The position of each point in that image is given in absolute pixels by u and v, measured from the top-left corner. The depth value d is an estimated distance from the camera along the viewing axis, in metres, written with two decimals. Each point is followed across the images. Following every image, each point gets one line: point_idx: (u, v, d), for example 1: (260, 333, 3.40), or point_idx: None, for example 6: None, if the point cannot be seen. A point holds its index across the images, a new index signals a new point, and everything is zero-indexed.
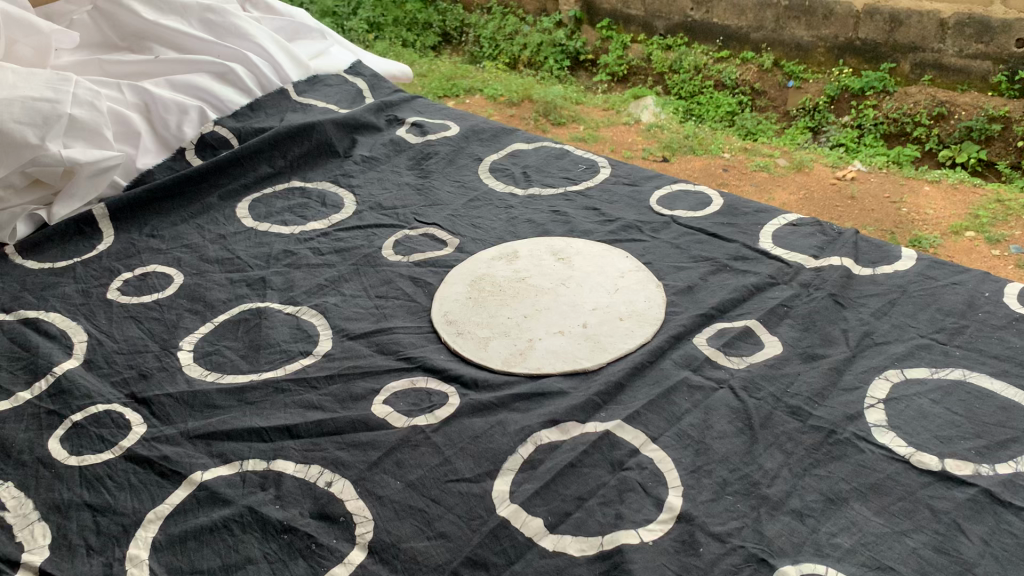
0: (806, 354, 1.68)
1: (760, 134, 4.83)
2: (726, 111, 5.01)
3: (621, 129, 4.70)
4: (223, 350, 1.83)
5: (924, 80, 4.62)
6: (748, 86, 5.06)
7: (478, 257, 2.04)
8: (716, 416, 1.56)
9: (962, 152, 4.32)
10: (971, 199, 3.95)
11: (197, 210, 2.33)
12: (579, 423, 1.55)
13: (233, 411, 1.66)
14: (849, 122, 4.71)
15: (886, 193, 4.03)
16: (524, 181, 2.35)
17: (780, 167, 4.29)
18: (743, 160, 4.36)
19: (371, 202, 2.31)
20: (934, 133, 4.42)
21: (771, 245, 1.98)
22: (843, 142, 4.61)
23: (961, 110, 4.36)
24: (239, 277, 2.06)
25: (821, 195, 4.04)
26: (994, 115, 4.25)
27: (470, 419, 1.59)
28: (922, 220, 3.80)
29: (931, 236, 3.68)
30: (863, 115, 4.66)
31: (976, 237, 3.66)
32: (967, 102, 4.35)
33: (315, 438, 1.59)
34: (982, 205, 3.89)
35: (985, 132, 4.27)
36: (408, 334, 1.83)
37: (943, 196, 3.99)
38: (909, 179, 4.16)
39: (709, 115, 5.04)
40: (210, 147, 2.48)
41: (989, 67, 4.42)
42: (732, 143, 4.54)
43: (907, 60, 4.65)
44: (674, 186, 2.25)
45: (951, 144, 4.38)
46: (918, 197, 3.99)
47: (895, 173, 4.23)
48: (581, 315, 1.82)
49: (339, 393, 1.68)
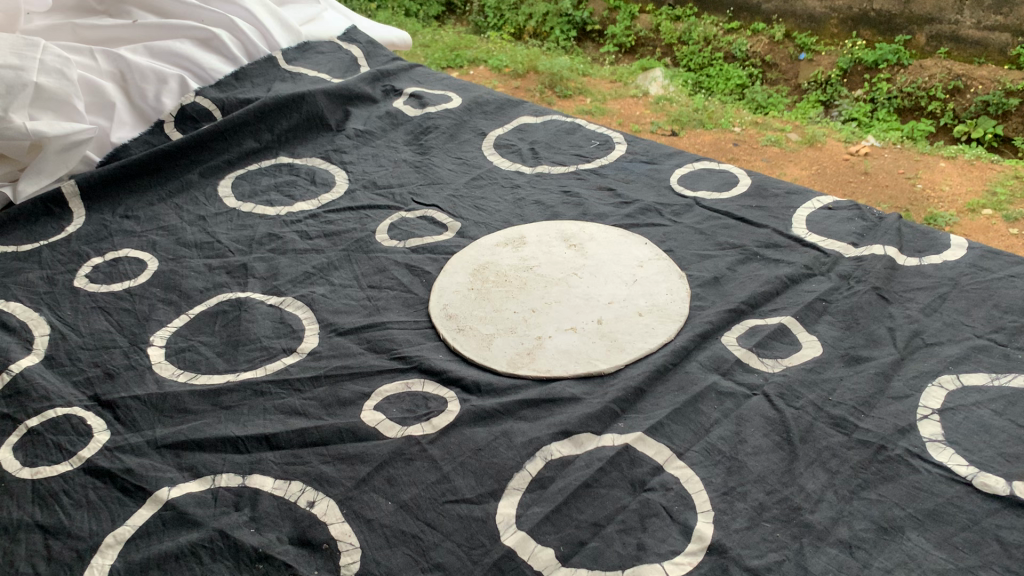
0: (849, 357, 1.50)
1: (772, 108, 4.53)
2: (735, 84, 4.74)
3: (629, 101, 4.48)
4: (198, 347, 1.64)
5: (940, 53, 4.36)
6: (759, 58, 4.77)
7: (481, 243, 1.85)
8: (749, 428, 1.38)
9: (977, 127, 4.06)
10: (989, 175, 3.75)
11: (176, 188, 2.14)
12: (594, 435, 1.38)
13: (206, 417, 1.48)
14: (861, 95, 4.40)
15: (901, 169, 3.82)
16: (532, 158, 2.15)
17: (793, 142, 4.08)
18: (755, 134, 4.15)
19: (364, 180, 2.12)
20: (949, 108, 4.17)
21: (805, 231, 1.79)
22: (855, 116, 4.33)
23: (977, 83, 4.12)
24: (219, 263, 1.88)
25: (833, 171, 3.84)
26: (1012, 89, 4.01)
27: (472, 428, 1.41)
28: (937, 197, 3.60)
29: (947, 213, 3.48)
30: (874, 86, 4.37)
31: (994, 215, 3.46)
32: (984, 76, 4.12)
33: (297, 449, 1.41)
34: (1000, 181, 3.69)
35: (1001, 106, 4.02)
36: (402, 329, 1.64)
37: (958, 172, 3.79)
38: (924, 155, 3.95)
39: (720, 88, 4.75)
40: (191, 119, 2.29)
41: (1008, 40, 4.20)
42: (743, 117, 4.29)
43: (922, 32, 4.40)
44: (697, 164, 2.06)
45: (965, 119, 4.12)
46: (933, 172, 3.79)
47: (910, 148, 4.02)
48: (595, 310, 1.63)
49: (325, 397, 1.50)
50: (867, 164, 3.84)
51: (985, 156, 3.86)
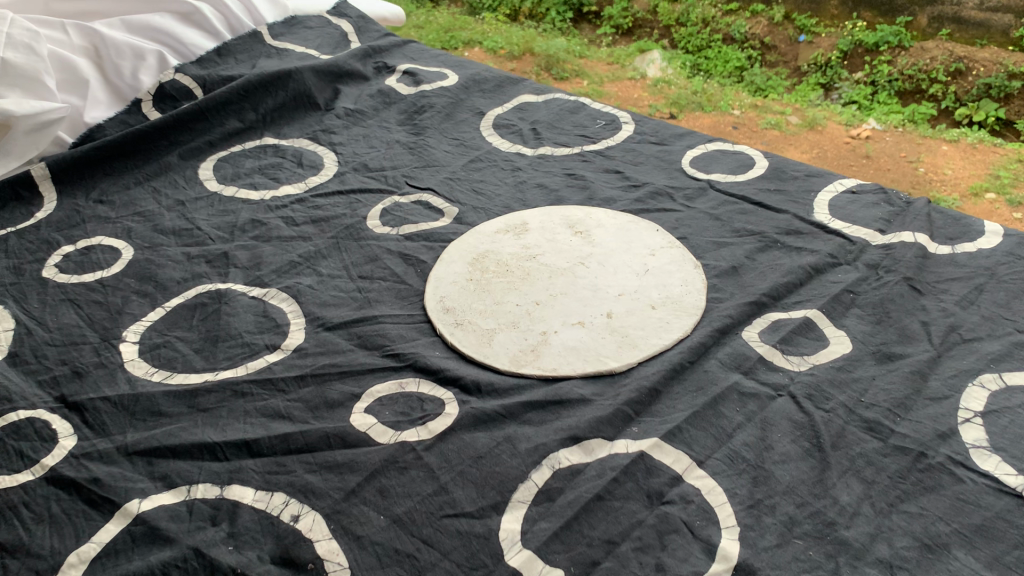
0: (881, 354, 1.38)
1: (771, 92, 4.28)
2: (734, 67, 4.52)
3: (626, 83, 4.33)
4: (174, 343, 1.52)
5: (941, 34, 4.09)
6: (757, 41, 4.54)
7: (481, 230, 1.73)
8: (775, 433, 1.26)
9: (979, 111, 3.76)
10: (992, 158, 3.55)
11: (154, 171, 2.01)
12: (606, 441, 1.26)
13: (181, 421, 1.36)
14: (860, 78, 4.16)
15: (903, 152, 3.64)
16: (533, 139, 2.02)
17: (793, 126, 3.89)
18: (755, 117, 3.99)
19: (355, 162, 1.99)
20: (948, 91, 3.87)
21: (828, 217, 1.67)
22: (854, 100, 4.09)
23: (978, 67, 3.82)
24: (198, 252, 1.75)
25: (834, 154, 3.67)
26: (1015, 72, 3.70)
27: (472, 433, 1.29)
28: (939, 180, 3.43)
29: (949, 198, 3.31)
30: (874, 70, 4.11)
31: (997, 199, 3.29)
32: (986, 58, 3.82)
33: (280, 456, 1.29)
34: (1004, 164, 3.50)
35: (1003, 90, 3.72)
36: (396, 324, 1.52)
37: (961, 155, 3.59)
38: (926, 138, 3.73)
39: (717, 71, 4.55)
40: (171, 98, 2.15)
41: (1011, 21, 3.94)
42: (742, 99, 4.12)
43: (925, 12, 4.15)
44: (710, 145, 1.93)
45: (968, 102, 3.82)
46: (936, 155, 3.60)
47: (912, 132, 3.78)
48: (605, 302, 1.51)
49: (312, 398, 1.38)
50: (868, 147, 3.66)
51: (987, 139, 3.65)
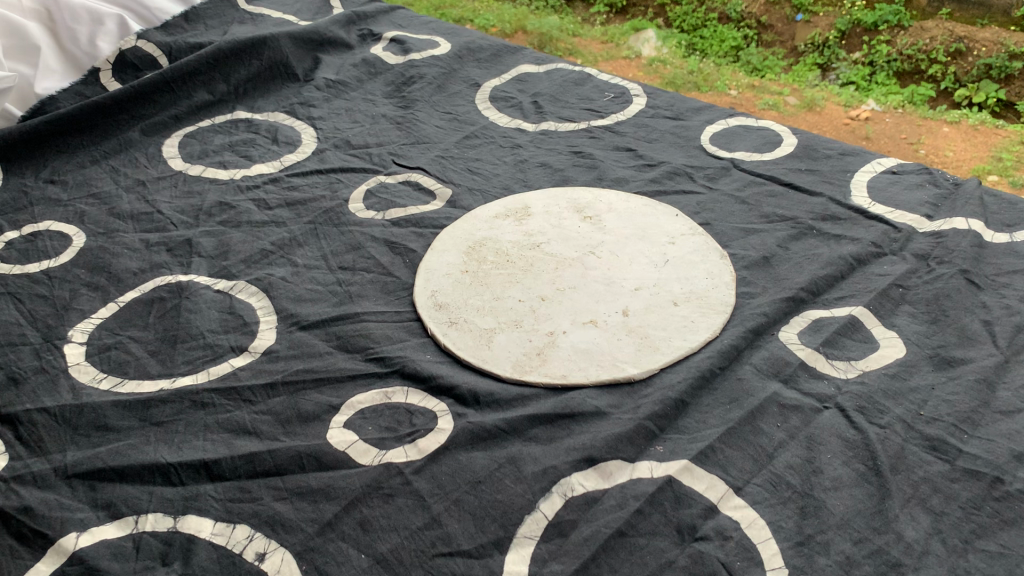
0: (939, 359, 1.20)
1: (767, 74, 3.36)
2: (731, 45, 3.52)
3: (618, 64, 3.52)
4: (127, 345, 1.32)
5: (942, 14, 3.23)
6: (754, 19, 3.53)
7: (478, 214, 1.54)
8: (824, 454, 1.08)
9: (978, 91, 3.03)
10: (996, 140, 2.86)
11: (113, 147, 1.79)
12: (625, 463, 1.07)
13: (130, 437, 1.17)
14: (861, 60, 3.27)
15: (903, 134, 2.93)
16: (534, 112, 1.83)
17: (792, 107, 3.11)
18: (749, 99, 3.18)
19: (336, 138, 1.79)
20: (948, 72, 3.09)
21: (868, 201, 1.49)
22: (852, 81, 3.25)
23: (980, 46, 3.06)
24: (158, 239, 1.55)
25: (826, 131, 2.95)
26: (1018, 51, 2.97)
27: (469, 453, 1.10)
28: (941, 161, 2.74)
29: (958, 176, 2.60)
30: (874, 52, 3.24)
31: (1000, 181, 2.65)
32: (989, 36, 3.06)
33: (244, 481, 1.10)
34: (1008, 146, 2.82)
35: (1006, 69, 2.98)
36: (381, 323, 1.33)
37: (962, 137, 2.91)
38: (927, 120, 3.01)
39: (713, 50, 3.56)
40: (132, 67, 1.92)
41: None
42: (739, 79, 3.31)
43: None
44: (731, 120, 1.74)
45: (966, 83, 3.07)
46: (937, 136, 2.91)
47: (914, 114, 3.03)
48: (620, 298, 1.32)
49: (282, 411, 1.19)
50: (867, 125, 2.96)
51: (991, 120, 2.95)
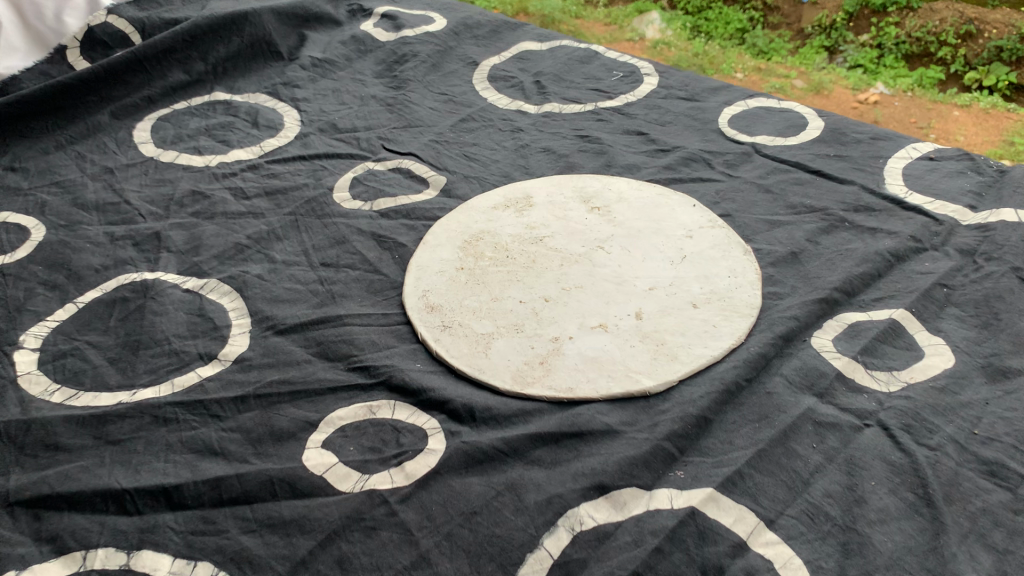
0: (993, 370, 1.06)
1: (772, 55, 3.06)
2: (736, 28, 3.25)
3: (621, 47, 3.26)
4: (85, 352, 1.19)
5: None
6: None
7: (475, 204, 1.40)
8: (867, 481, 0.95)
9: (988, 74, 2.71)
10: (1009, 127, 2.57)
11: (80, 132, 1.65)
12: (641, 491, 0.94)
13: (83, 459, 1.04)
14: (870, 42, 2.95)
15: (912, 119, 2.66)
16: (537, 93, 1.69)
17: (798, 90, 2.86)
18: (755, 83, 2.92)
19: (321, 121, 1.65)
20: (958, 55, 2.78)
21: (904, 190, 1.35)
22: (859, 64, 2.93)
23: (990, 27, 2.75)
24: (125, 232, 1.41)
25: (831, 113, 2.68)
26: None
27: (464, 479, 0.97)
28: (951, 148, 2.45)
29: None
30: (881, 35, 2.92)
31: None
32: (1001, 16, 2.75)
33: (208, 510, 0.97)
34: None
35: (1018, 51, 2.67)
36: (366, 327, 1.19)
37: (974, 122, 2.62)
38: (936, 104, 2.73)
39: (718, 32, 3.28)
40: (102, 44, 1.77)
41: None
42: (745, 63, 3.06)
43: None
44: (751, 101, 1.59)
45: (976, 66, 2.75)
46: (947, 121, 2.64)
47: (923, 98, 2.75)
48: (632, 299, 1.19)
49: (254, 428, 1.06)
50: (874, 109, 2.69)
51: (1003, 103, 2.67)
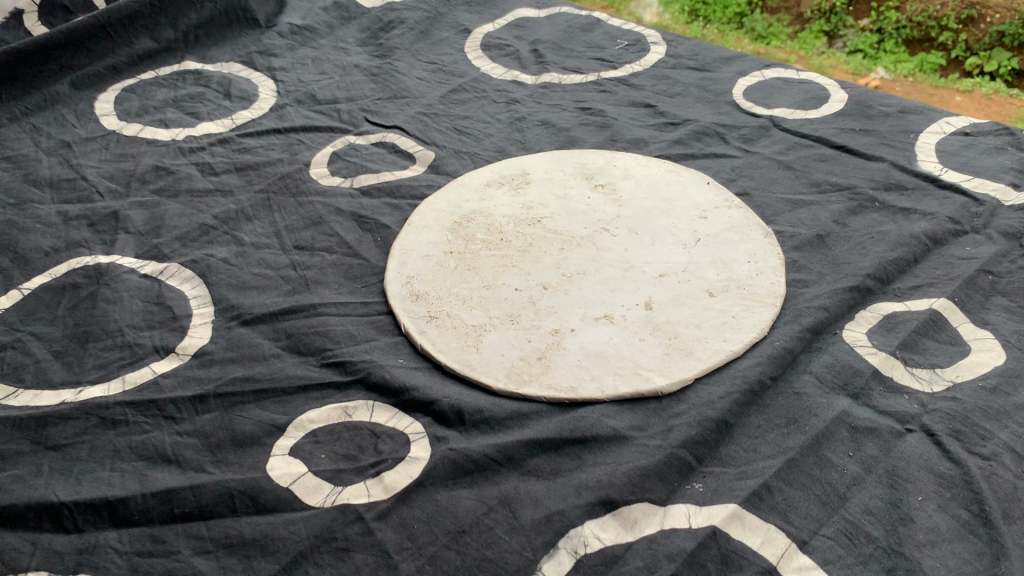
0: None
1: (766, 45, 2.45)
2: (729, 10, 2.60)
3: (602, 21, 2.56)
4: (27, 344, 1.06)
5: None
6: None
7: (465, 181, 1.27)
8: (913, 496, 0.82)
9: (989, 61, 2.18)
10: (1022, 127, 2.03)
11: (37, 103, 1.51)
12: (654, 506, 0.82)
13: (17, 467, 0.91)
14: (868, 27, 2.35)
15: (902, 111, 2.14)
16: (534, 63, 1.55)
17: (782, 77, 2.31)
18: None
19: (298, 92, 1.52)
20: (958, 39, 2.22)
21: (939, 167, 1.22)
22: (858, 50, 2.36)
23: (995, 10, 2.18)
24: (79, 212, 1.28)
25: None
26: None
27: (451, 491, 0.85)
28: None
29: None
30: (881, 17, 2.33)
31: None
32: None
33: (157, 528, 0.84)
34: None
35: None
36: (342, 318, 1.06)
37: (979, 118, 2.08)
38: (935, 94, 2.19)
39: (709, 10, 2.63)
40: (62, 8, 1.62)
41: None
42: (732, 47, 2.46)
43: None
44: (768, 72, 1.46)
45: (977, 52, 2.20)
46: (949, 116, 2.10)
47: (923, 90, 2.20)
48: (641, 287, 1.06)
49: (212, 433, 0.93)
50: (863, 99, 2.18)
51: (1006, 88, 2.15)
